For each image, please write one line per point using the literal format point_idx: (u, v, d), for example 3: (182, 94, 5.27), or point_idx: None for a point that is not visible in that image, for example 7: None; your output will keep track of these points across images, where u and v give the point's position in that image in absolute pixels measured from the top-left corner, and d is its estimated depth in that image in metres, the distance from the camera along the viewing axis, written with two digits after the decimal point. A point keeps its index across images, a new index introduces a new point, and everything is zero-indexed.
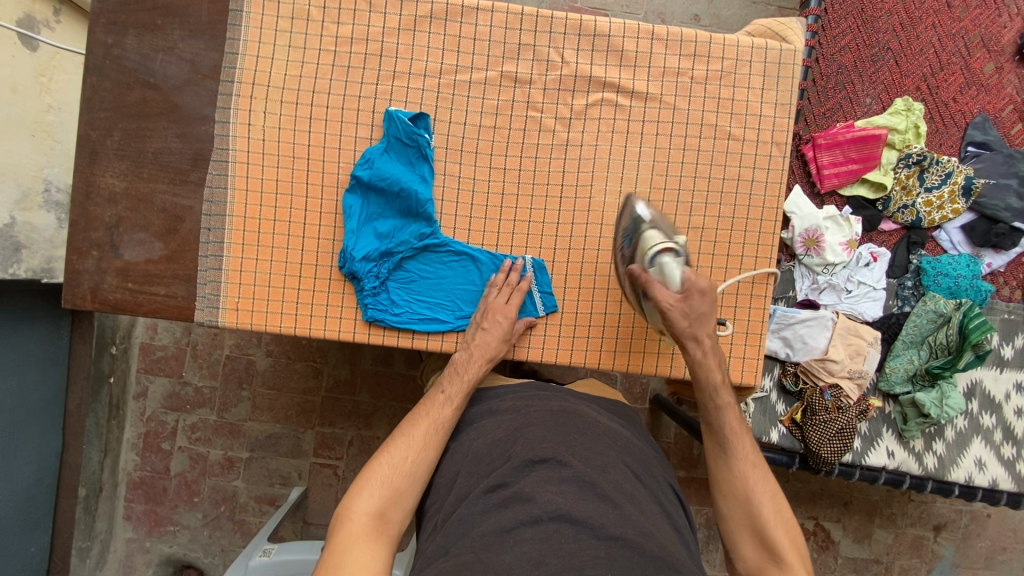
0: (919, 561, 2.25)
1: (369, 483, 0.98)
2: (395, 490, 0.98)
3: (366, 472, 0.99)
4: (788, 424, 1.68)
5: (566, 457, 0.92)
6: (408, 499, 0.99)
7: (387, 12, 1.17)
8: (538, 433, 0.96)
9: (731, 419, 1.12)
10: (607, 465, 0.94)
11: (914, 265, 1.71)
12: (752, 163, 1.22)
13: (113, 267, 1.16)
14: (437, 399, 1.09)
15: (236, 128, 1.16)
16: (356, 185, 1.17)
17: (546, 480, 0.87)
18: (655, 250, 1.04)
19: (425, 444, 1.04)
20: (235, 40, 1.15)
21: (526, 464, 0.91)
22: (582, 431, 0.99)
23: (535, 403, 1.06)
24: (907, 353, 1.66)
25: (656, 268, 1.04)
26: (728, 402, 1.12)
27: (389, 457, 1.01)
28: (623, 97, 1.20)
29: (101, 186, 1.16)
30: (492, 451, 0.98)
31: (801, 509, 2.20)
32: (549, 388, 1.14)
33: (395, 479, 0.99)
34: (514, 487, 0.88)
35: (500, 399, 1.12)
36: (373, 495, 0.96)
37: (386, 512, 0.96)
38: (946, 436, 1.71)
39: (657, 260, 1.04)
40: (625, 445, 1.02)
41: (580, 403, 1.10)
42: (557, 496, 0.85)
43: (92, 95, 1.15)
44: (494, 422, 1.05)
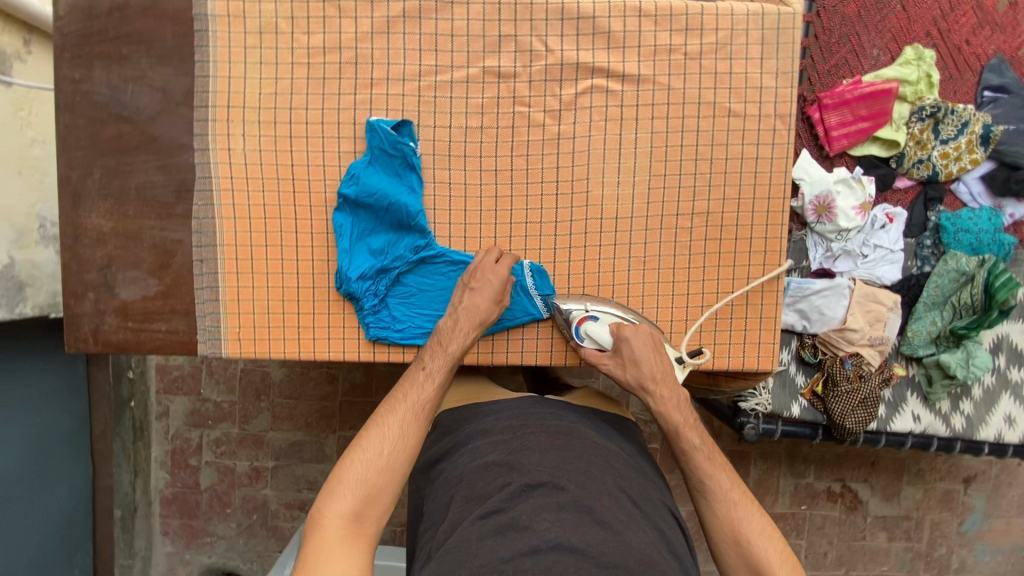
0: (950, 513, 2.23)
1: (343, 483, 0.97)
2: (370, 488, 0.97)
3: (338, 472, 0.98)
4: (809, 397, 1.66)
5: (559, 480, 0.91)
6: (386, 494, 0.98)
7: (358, 16, 1.11)
8: (532, 458, 0.95)
9: (701, 460, 1.05)
10: (602, 488, 0.92)
11: (932, 222, 1.64)
12: (755, 139, 1.16)
13: (112, 307, 1.15)
14: (416, 377, 1.06)
15: (216, 154, 1.13)
16: (344, 203, 1.14)
17: (543, 507, 0.87)
18: (575, 326, 1.11)
19: (401, 435, 1.02)
20: (205, 62, 1.11)
21: (521, 488, 0.91)
22: (580, 453, 0.97)
23: (528, 423, 1.03)
24: (929, 315, 1.62)
25: (585, 338, 1.11)
26: (694, 445, 1.06)
27: (363, 453, 0.99)
28: (614, 82, 1.14)
29: (89, 227, 1.14)
30: (485, 475, 0.95)
31: (827, 472, 2.17)
32: (552, 403, 1.12)
33: (370, 475, 0.98)
34: (508, 515, 0.87)
35: (495, 419, 1.07)
36: (347, 496, 0.95)
37: (362, 512, 0.96)
38: (974, 395, 1.67)
39: (581, 333, 1.11)
40: (619, 466, 0.99)
41: (581, 421, 1.07)
42: (554, 525, 0.85)
43: (68, 133, 1.12)
44: (488, 443, 1.01)
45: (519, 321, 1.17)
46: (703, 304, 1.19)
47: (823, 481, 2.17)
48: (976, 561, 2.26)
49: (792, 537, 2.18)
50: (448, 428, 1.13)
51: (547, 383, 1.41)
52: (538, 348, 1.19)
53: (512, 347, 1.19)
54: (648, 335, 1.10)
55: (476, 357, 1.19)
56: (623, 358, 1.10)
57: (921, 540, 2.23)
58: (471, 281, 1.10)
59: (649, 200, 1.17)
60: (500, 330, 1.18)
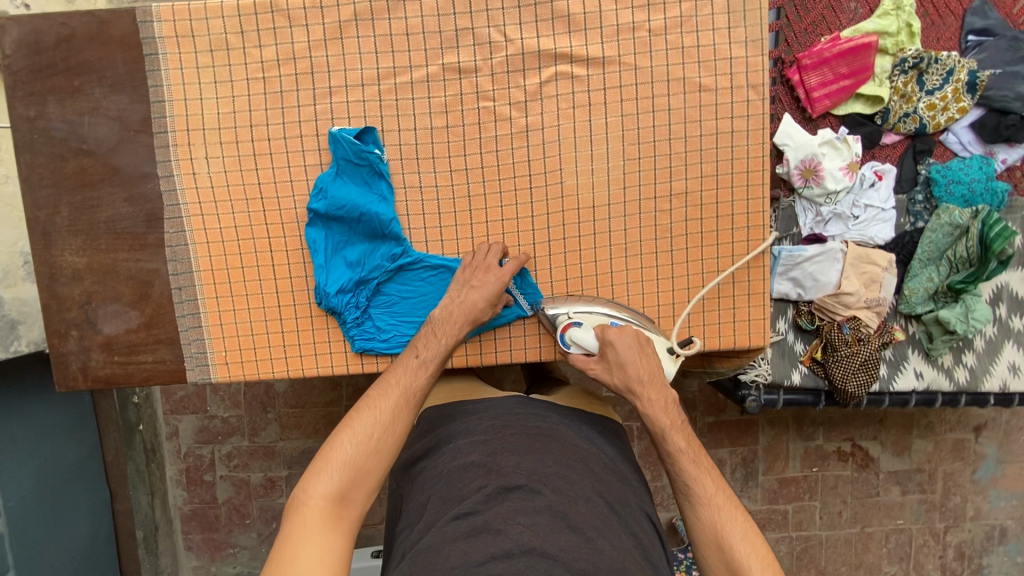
0: (962, 463, 2.23)
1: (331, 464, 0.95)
2: (358, 471, 0.95)
3: (327, 451, 0.97)
4: (809, 364, 1.64)
5: (533, 483, 0.90)
6: (372, 478, 0.96)
7: (309, 24, 1.07)
8: (510, 461, 0.94)
9: (688, 464, 0.98)
10: (580, 493, 0.91)
11: (924, 176, 1.60)
12: (729, 113, 1.12)
13: (96, 343, 1.15)
14: (410, 363, 1.05)
15: (181, 180, 1.11)
16: (315, 218, 1.12)
17: (518, 511, 0.86)
18: (559, 333, 1.09)
19: (391, 419, 1.00)
20: (158, 87, 1.09)
21: (495, 490, 0.89)
22: (557, 456, 0.97)
23: (510, 425, 1.03)
24: (925, 272, 1.59)
25: (571, 345, 1.09)
26: (679, 448, 1.00)
27: (353, 434, 0.97)
28: (578, 67, 1.11)
29: (63, 265, 1.13)
30: (464, 475, 0.94)
31: (836, 432, 2.17)
32: (537, 405, 1.11)
33: (358, 458, 0.96)
34: (480, 517, 0.86)
35: (477, 418, 1.07)
36: (333, 477, 0.93)
37: (347, 494, 0.94)
38: (976, 347, 1.65)
39: (566, 339, 1.09)
40: (598, 471, 0.98)
41: (564, 423, 1.06)
42: (528, 529, 0.84)
43: (30, 173, 1.10)
44: (469, 443, 1.01)
45: (505, 319, 1.16)
46: (691, 285, 1.17)
47: (832, 442, 2.17)
48: (991, 508, 2.26)
49: (806, 499, 2.18)
50: (431, 426, 1.13)
51: (538, 379, 1.40)
52: (527, 344, 1.18)
53: (500, 345, 1.18)
54: (633, 336, 1.06)
55: (466, 357, 1.18)
56: (610, 362, 1.06)
57: (935, 492, 2.23)
58: (468, 281, 1.10)
59: (626, 185, 1.14)
60: (487, 330, 1.16)
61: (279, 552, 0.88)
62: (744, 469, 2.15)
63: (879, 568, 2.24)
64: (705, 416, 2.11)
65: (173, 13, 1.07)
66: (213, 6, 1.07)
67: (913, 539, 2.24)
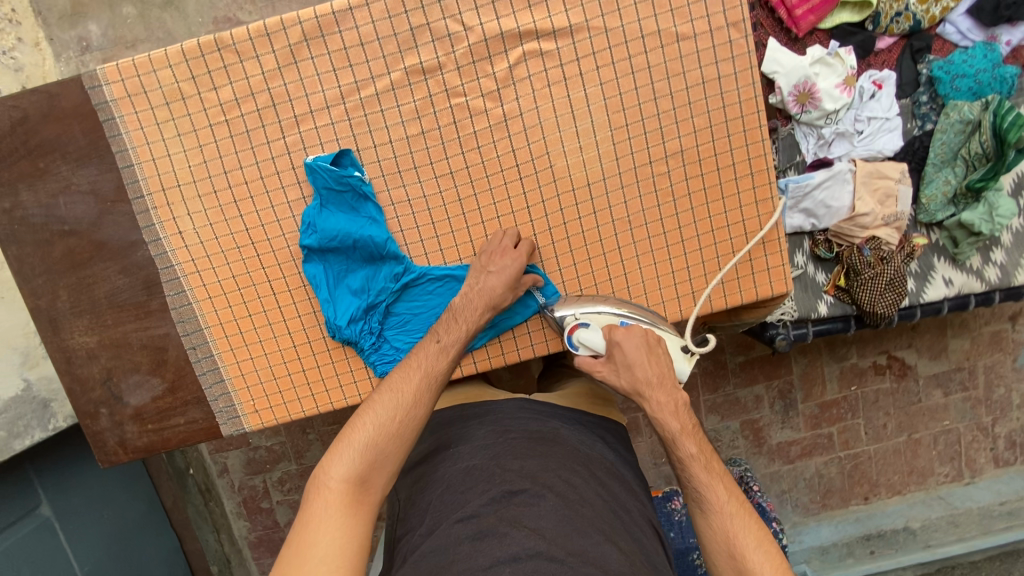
0: (1002, 354, 2.20)
1: (352, 446, 0.92)
2: (379, 454, 0.93)
3: (348, 433, 0.94)
4: (833, 293, 1.60)
5: (535, 492, 0.88)
6: (392, 462, 0.94)
7: (259, 54, 1.02)
8: (515, 464, 0.93)
9: (700, 471, 0.95)
10: (585, 497, 0.90)
11: (925, 76, 1.52)
12: (713, 58, 1.06)
13: (127, 416, 1.15)
14: (432, 347, 1.03)
15: (169, 241, 1.09)
16: (310, 253, 1.09)
17: (524, 516, 0.85)
18: (567, 335, 1.07)
19: (412, 403, 0.97)
20: (124, 151, 1.05)
21: (499, 495, 0.88)
22: (560, 460, 0.96)
23: (511, 429, 1.01)
24: (941, 176, 1.52)
25: (579, 346, 1.06)
26: (691, 454, 0.96)
27: (375, 416, 0.95)
28: (546, 42, 1.04)
29: (77, 347, 1.12)
30: (466, 479, 0.92)
31: (870, 347, 2.15)
32: (542, 408, 1.08)
33: (380, 441, 0.94)
34: (483, 522, 0.85)
35: (478, 428, 1.04)
36: (354, 459, 0.91)
37: (368, 478, 0.91)
38: (1004, 242, 1.60)
39: (575, 342, 1.06)
40: (602, 476, 0.97)
41: (567, 424, 1.05)
42: (534, 533, 0.83)
43: (21, 263, 1.08)
44: (470, 448, 0.98)
45: (520, 317, 1.14)
46: (703, 244, 1.14)
47: (867, 358, 2.14)
48: None
49: (849, 419, 2.18)
50: (434, 428, 1.09)
51: (548, 371, 1.38)
52: (546, 337, 1.17)
53: (518, 342, 1.16)
54: (642, 339, 1.02)
55: (489, 360, 1.16)
56: (616, 364, 1.02)
57: (978, 387, 2.21)
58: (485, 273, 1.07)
59: (618, 157, 1.09)
60: (504, 330, 1.15)
61: (297, 536, 0.85)
62: (783, 401, 2.14)
63: (932, 471, 2.25)
64: (735, 357, 2.10)
65: (120, 72, 1.02)
66: (158, 57, 1.02)
67: (961, 438, 2.24)
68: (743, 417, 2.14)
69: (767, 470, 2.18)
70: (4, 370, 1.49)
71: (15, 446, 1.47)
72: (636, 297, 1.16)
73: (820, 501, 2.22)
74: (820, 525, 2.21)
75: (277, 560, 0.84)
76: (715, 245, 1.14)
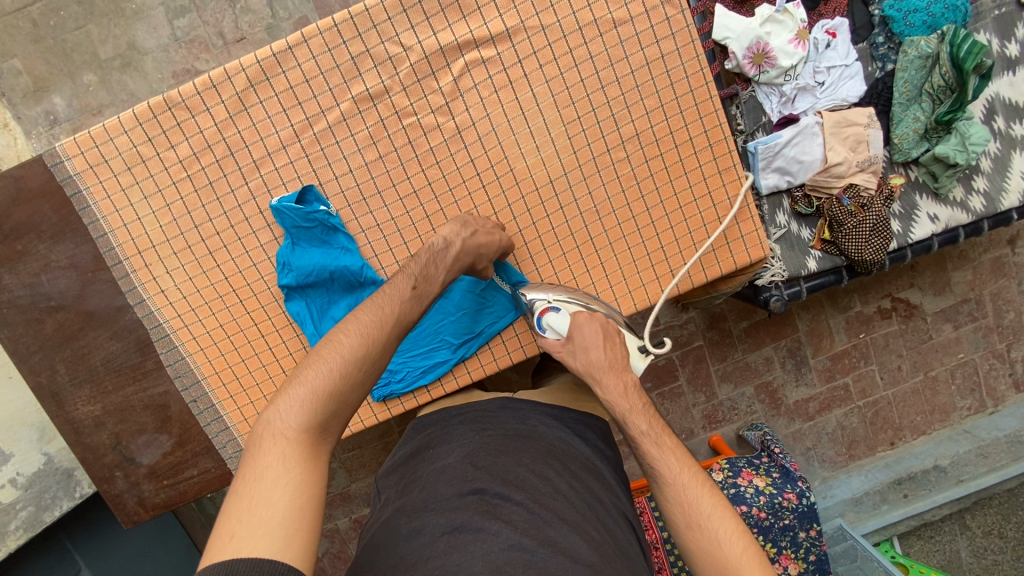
0: (1007, 280, 2.18)
1: (311, 392, 0.81)
2: (341, 401, 0.82)
3: (304, 377, 0.82)
4: (820, 246, 1.58)
5: (507, 489, 0.86)
6: (350, 410, 0.84)
7: (209, 106, 1.04)
8: (488, 460, 0.91)
9: (651, 448, 0.92)
10: (558, 489, 0.89)
11: (878, 17, 1.52)
12: (653, 38, 1.06)
13: (142, 475, 1.18)
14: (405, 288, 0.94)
15: (153, 300, 1.11)
16: (291, 291, 1.11)
17: (492, 511, 0.82)
18: (536, 317, 1.07)
19: (377, 349, 0.88)
20: (95, 222, 1.08)
21: (471, 492, 0.85)
22: (534, 454, 0.94)
23: (488, 426, 1.00)
24: (909, 114, 1.51)
25: (547, 329, 1.07)
26: (642, 431, 0.94)
27: (336, 359, 0.84)
28: (486, 49, 1.05)
29: (83, 417, 1.15)
30: (440, 478, 0.90)
31: (873, 293, 2.14)
32: (523, 404, 1.07)
33: (342, 390, 0.83)
34: (458, 516, 0.81)
35: (460, 429, 1.01)
36: (314, 406, 0.79)
37: (327, 427, 0.80)
38: (984, 169, 1.58)
39: (543, 323, 1.07)
40: (577, 470, 0.95)
41: (546, 423, 1.03)
42: (508, 525, 0.81)
43: (16, 343, 1.11)
44: (449, 448, 0.97)
45: (504, 322, 1.16)
46: (675, 221, 1.14)
47: (871, 304, 2.13)
48: None
49: (862, 366, 2.16)
50: (419, 431, 1.09)
51: (541, 368, 1.39)
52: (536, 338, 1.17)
53: (507, 346, 1.17)
54: (600, 325, 1.03)
55: (483, 367, 1.18)
56: (574, 346, 1.04)
57: (987, 316, 2.19)
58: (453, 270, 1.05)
59: (575, 150, 1.10)
60: (491, 336, 1.16)
61: (245, 492, 0.72)
62: (793, 359, 2.14)
63: (954, 406, 2.23)
64: (739, 323, 2.10)
65: (79, 145, 1.05)
66: (113, 125, 1.04)
67: (978, 368, 2.22)
68: (756, 381, 2.13)
69: (788, 430, 2.17)
70: (23, 447, 1.54)
71: (45, 519, 1.55)
72: (617, 284, 1.16)
73: (846, 453, 2.20)
74: (849, 476, 2.19)
75: (218, 522, 0.70)
76: (686, 221, 1.14)
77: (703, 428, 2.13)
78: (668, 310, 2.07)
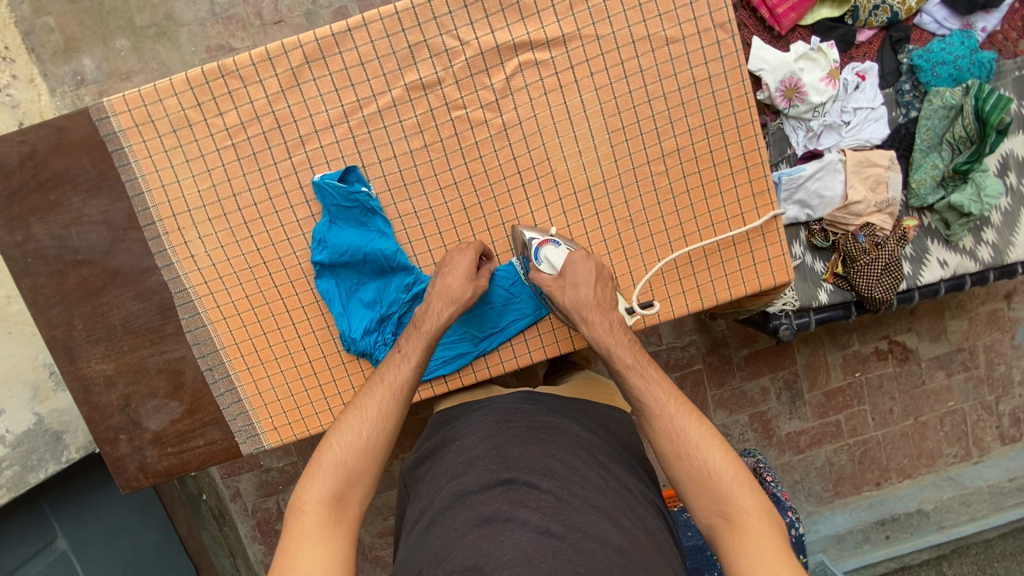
0: (1000, 333, 2.24)
1: (323, 467, 0.94)
2: (350, 470, 0.94)
3: (318, 455, 0.96)
4: (832, 280, 1.61)
5: (536, 477, 0.87)
6: (366, 478, 0.95)
7: (262, 78, 1.05)
8: (515, 452, 0.92)
9: (637, 379, 0.98)
10: (586, 479, 0.89)
11: (906, 65, 1.58)
12: (702, 59, 1.09)
13: (147, 440, 1.16)
14: (393, 360, 1.04)
15: (181, 265, 1.11)
16: (322, 269, 1.11)
17: (521, 498, 0.83)
18: (534, 247, 1.06)
19: (379, 417, 0.98)
20: (133, 180, 1.07)
21: (498, 483, 0.86)
22: (560, 445, 0.95)
23: (513, 418, 1.00)
24: (929, 161, 1.56)
25: (542, 262, 1.06)
26: (627, 363, 0.99)
27: (341, 436, 0.97)
28: (541, 52, 1.08)
29: (94, 375, 1.13)
30: (467, 469, 0.91)
31: (871, 333, 2.17)
32: (545, 400, 1.08)
33: (350, 459, 0.95)
34: (486, 507, 0.82)
35: (481, 420, 1.02)
36: (324, 479, 0.92)
37: (343, 496, 0.92)
38: (994, 221, 1.64)
39: (539, 255, 1.06)
40: (603, 459, 0.96)
41: (567, 416, 1.04)
42: (536, 512, 0.81)
43: (35, 296, 1.09)
44: (473, 440, 0.98)
45: (529, 319, 1.16)
46: (706, 237, 1.16)
47: (869, 344, 2.17)
48: None
49: (855, 406, 2.20)
50: (444, 424, 1.11)
51: (554, 371, 1.40)
52: (557, 338, 1.18)
53: (529, 344, 1.18)
54: (594, 265, 1.05)
55: (502, 364, 1.18)
56: (564, 282, 1.04)
57: (979, 366, 2.24)
58: (479, 281, 1.08)
59: (617, 158, 1.12)
60: (514, 333, 1.17)
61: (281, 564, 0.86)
62: (789, 392, 2.16)
63: (941, 453, 2.27)
64: (739, 350, 2.12)
65: (127, 103, 1.05)
66: (164, 86, 1.04)
67: (967, 417, 2.27)
68: (751, 410, 2.15)
69: (778, 462, 2.19)
70: (14, 405, 1.51)
71: (29, 481, 1.49)
72: (644, 295, 1.18)
73: (833, 489, 2.22)
74: (834, 513, 2.21)
75: None
76: (716, 240, 1.17)
77: None
78: (672, 332, 2.08)
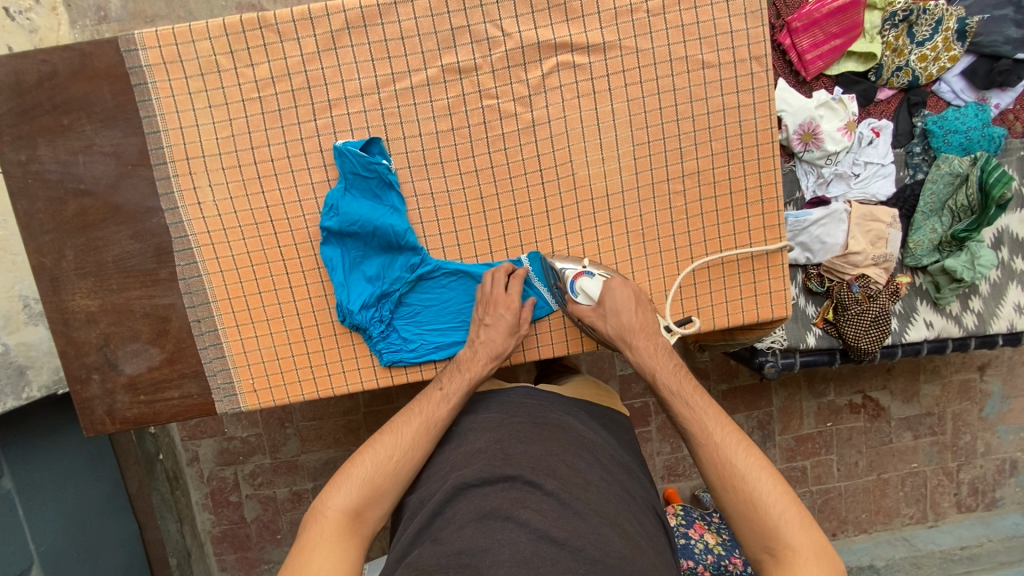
0: (970, 403, 2.29)
1: (351, 478, 0.94)
2: (375, 488, 0.94)
3: (349, 466, 0.96)
4: (822, 325, 1.65)
5: (538, 477, 0.87)
6: (388, 499, 0.95)
7: (300, 37, 1.04)
8: (519, 449, 0.92)
9: (682, 407, 1.04)
10: (589, 481, 0.90)
11: (920, 128, 1.62)
12: (734, 88, 1.11)
13: (120, 385, 1.12)
14: (435, 397, 1.03)
15: (187, 211, 1.08)
16: (329, 236, 1.10)
17: (524, 499, 0.84)
18: (570, 280, 1.11)
19: (411, 446, 0.99)
20: (151, 117, 1.05)
21: (503, 479, 0.87)
22: (565, 445, 0.95)
23: (519, 413, 1.00)
24: (929, 224, 1.61)
25: (580, 294, 1.11)
26: (671, 391, 1.06)
27: (375, 453, 0.97)
28: (580, 55, 1.09)
29: (77, 309, 1.10)
30: (471, 461, 0.93)
31: (847, 386, 2.21)
32: (546, 396, 1.08)
33: (377, 477, 0.95)
34: (489, 503, 0.84)
35: (491, 413, 1.02)
36: (350, 491, 0.93)
37: (362, 512, 0.93)
38: (981, 292, 1.69)
39: (576, 287, 1.11)
40: (606, 463, 0.97)
41: (569, 415, 1.04)
42: (538, 514, 0.82)
43: (29, 219, 1.06)
44: (476, 434, 0.99)
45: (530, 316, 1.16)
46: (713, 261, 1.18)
47: (843, 396, 2.20)
48: (1001, 443, 2.33)
49: (823, 454, 2.23)
50: None
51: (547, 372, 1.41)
52: (553, 339, 1.18)
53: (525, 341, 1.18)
54: (633, 291, 1.11)
55: None
56: (605, 309, 1.09)
57: (945, 433, 2.29)
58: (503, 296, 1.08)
59: (638, 172, 1.14)
60: None
61: (294, 561, 0.87)
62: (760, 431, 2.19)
63: (897, 512, 2.30)
64: (719, 384, 2.14)
65: (158, 38, 1.02)
66: (199, 28, 1.03)
67: (927, 481, 2.31)
68: None
69: None
70: None
71: None
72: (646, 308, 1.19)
73: None
74: None
75: None
76: (722, 266, 1.18)
77: (660, 478, 1.98)
78: None
